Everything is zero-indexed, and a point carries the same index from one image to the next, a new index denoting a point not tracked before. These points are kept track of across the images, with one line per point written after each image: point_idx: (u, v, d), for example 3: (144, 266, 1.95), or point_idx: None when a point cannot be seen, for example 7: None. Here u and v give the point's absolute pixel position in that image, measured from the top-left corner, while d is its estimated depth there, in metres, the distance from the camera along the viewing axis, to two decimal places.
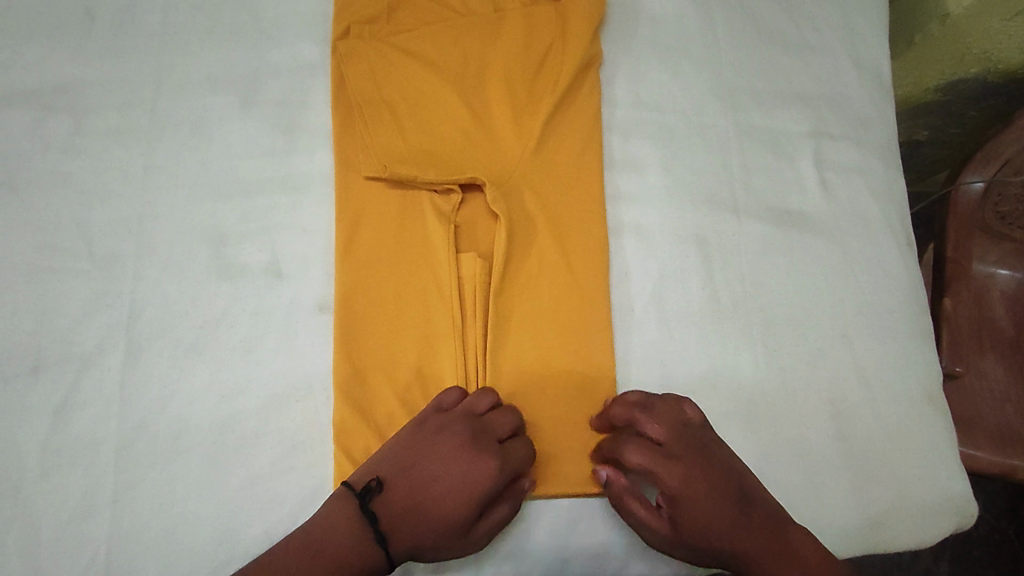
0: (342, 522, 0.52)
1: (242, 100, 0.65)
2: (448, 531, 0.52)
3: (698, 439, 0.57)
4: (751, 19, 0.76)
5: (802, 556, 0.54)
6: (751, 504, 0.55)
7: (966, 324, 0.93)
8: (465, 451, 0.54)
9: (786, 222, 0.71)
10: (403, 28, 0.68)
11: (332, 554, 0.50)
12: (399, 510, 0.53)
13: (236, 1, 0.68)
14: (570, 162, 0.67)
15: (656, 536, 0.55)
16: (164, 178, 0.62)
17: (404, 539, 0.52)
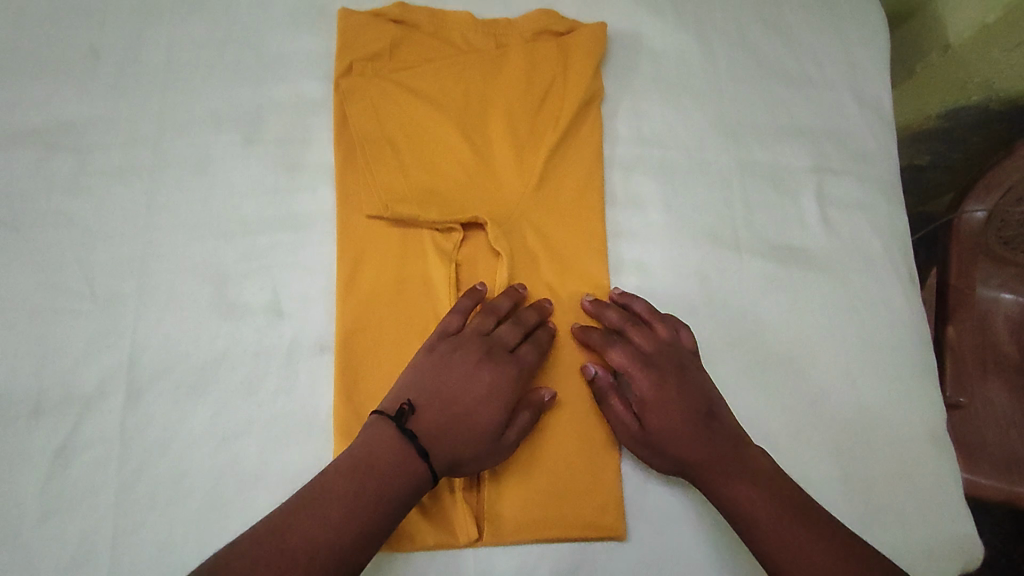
0: (385, 440, 0.52)
1: (245, 137, 0.65)
2: (485, 435, 0.54)
3: (682, 353, 0.60)
4: (751, 55, 0.76)
5: (753, 472, 0.55)
6: (716, 420, 0.57)
7: (970, 351, 0.93)
8: (485, 362, 0.57)
9: (787, 257, 0.71)
10: (406, 65, 0.68)
11: (380, 469, 0.50)
12: (433, 425, 0.53)
13: (239, 36, 0.67)
14: (570, 199, 0.67)
15: (623, 431, 0.59)
16: (166, 217, 0.62)
17: (446, 451, 0.53)
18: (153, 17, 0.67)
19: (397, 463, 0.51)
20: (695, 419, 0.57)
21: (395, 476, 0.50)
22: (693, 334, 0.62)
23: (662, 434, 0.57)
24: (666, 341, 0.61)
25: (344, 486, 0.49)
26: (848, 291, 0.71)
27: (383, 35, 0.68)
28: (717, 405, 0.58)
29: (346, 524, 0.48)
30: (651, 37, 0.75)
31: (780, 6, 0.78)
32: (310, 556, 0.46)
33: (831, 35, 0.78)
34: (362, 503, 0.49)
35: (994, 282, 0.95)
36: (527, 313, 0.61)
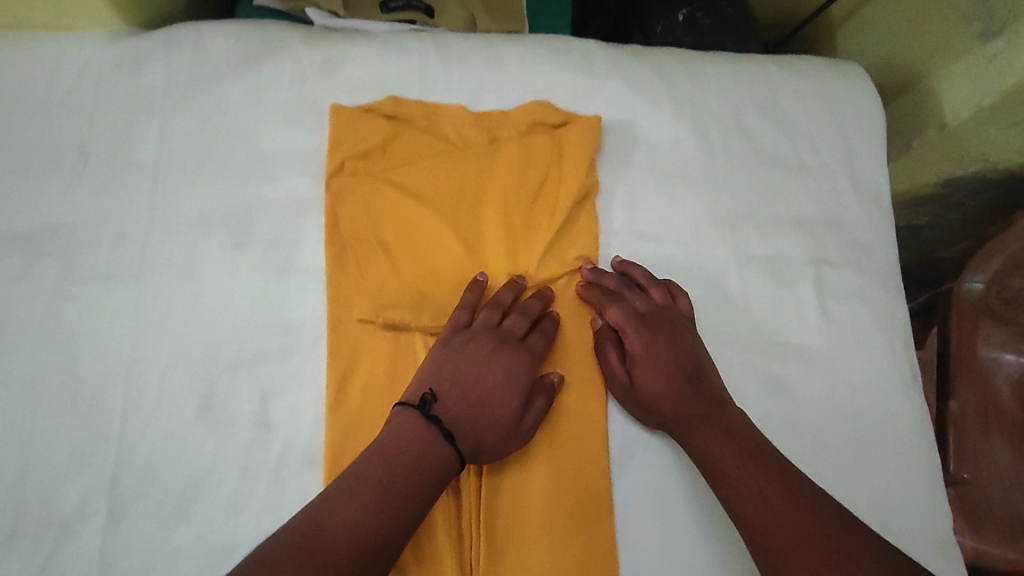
0: (411, 427, 0.54)
1: (234, 240, 0.63)
2: (505, 418, 0.57)
3: (675, 315, 0.64)
4: (749, 144, 0.75)
5: (736, 428, 0.57)
6: (702, 377, 0.60)
7: (973, 418, 1.00)
8: (496, 351, 0.59)
9: (786, 353, 0.70)
10: (399, 161, 0.67)
11: (411, 455, 0.52)
12: (455, 412, 0.56)
13: (230, 131, 0.65)
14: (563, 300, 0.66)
15: (615, 383, 0.62)
16: (152, 324, 0.60)
17: (469, 437, 0.55)
18: (140, 107, 0.64)
19: (426, 448, 0.53)
20: (681, 378, 0.60)
21: (423, 461, 0.52)
22: (689, 301, 0.66)
23: (651, 387, 0.60)
24: (660, 304, 0.65)
25: (377, 473, 0.51)
26: (850, 385, 0.70)
27: (375, 131, 0.67)
28: (704, 366, 0.61)
29: (380, 508, 0.49)
30: (648, 127, 0.74)
31: (777, 93, 0.77)
32: (349, 545, 0.47)
33: (829, 120, 0.77)
34: (395, 489, 0.50)
35: (995, 339, 1.02)
36: (535, 301, 0.63)
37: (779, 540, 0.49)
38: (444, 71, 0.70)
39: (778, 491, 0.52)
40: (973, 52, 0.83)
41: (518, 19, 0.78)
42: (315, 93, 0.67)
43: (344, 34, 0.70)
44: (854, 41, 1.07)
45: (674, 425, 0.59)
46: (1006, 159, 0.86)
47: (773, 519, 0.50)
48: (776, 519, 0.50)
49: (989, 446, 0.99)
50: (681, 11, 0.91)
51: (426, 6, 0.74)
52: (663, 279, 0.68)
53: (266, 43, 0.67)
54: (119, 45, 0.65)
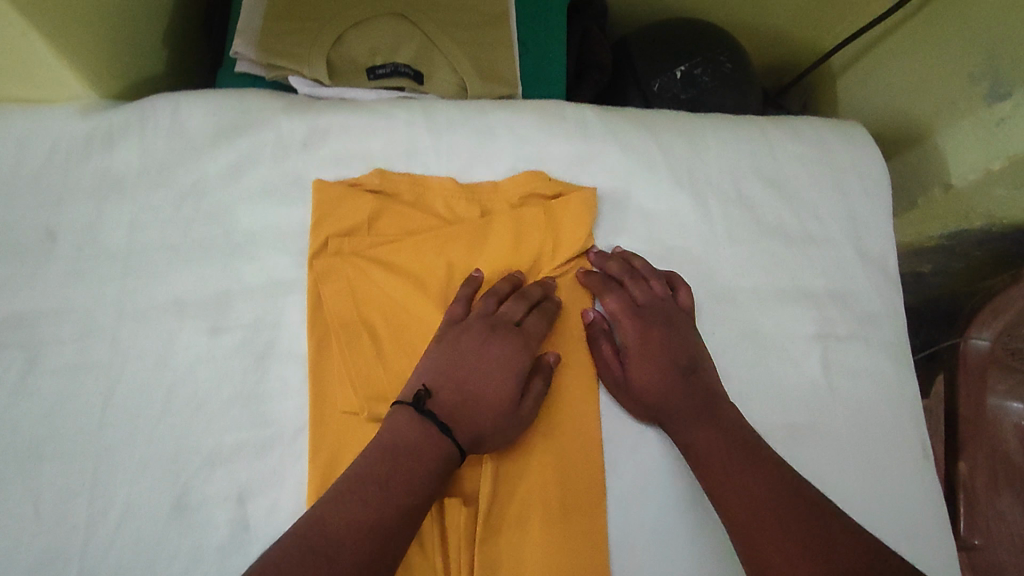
0: (408, 425, 0.54)
1: (211, 326, 0.60)
2: (503, 405, 0.56)
3: (673, 307, 0.65)
4: (750, 213, 0.73)
5: (728, 428, 0.58)
6: (695, 373, 0.61)
7: (982, 479, 0.96)
8: (489, 339, 0.59)
9: (795, 434, 0.67)
10: (385, 238, 0.64)
11: (408, 455, 0.52)
12: (450, 405, 0.56)
13: (209, 211, 0.62)
14: (559, 385, 0.61)
15: (608, 374, 0.63)
16: (121, 419, 0.57)
17: (468, 426, 0.55)
18: (113, 188, 0.61)
19: (423, 443, 0.53)
20: (674, 372, 0.61)
21: (420, 458, 0.52)
22: (691, 293, 0.67)
23: (645, 379, 0.61)
24: (661, 296, 0.65)
25: (374, 476, 0.51)
26: (859, 470, 0.67)
27: (360, 207, 0.63)
28: (699, 359, 0.62)
29: (380, 511, 0.49)
30: (646, 195, 0.71)
31: (778, 158, 0.75)
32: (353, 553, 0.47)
33: (831, 188, 0.75)
34: (395, 492, 0.50)
35: (1000, 388, 1.00)
36: (533, 288, 0.63)
37: (762, 532, 0.51)
38: (433, 141, 0.67)
39: (763, 489, 0.53)
40: (979, 114, 0.81)
41: (511, 82, 0.75)
42: (297, 167, 0.64)
43: (328, 103, 0.67)
44: (857, 91, 1.06)
45: (666, 417, 0.60)
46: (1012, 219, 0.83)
47: (754, 512, 0.52)
48: (758, 513, 0.52)
49: (1000, 505, 0.95)
50: (681, 66, 0.90)
51: (415, 72, 0.71)
52: (666, 269, 0.68)
53: (245, 114, 0.64)
54: (90, 119, 0.62)
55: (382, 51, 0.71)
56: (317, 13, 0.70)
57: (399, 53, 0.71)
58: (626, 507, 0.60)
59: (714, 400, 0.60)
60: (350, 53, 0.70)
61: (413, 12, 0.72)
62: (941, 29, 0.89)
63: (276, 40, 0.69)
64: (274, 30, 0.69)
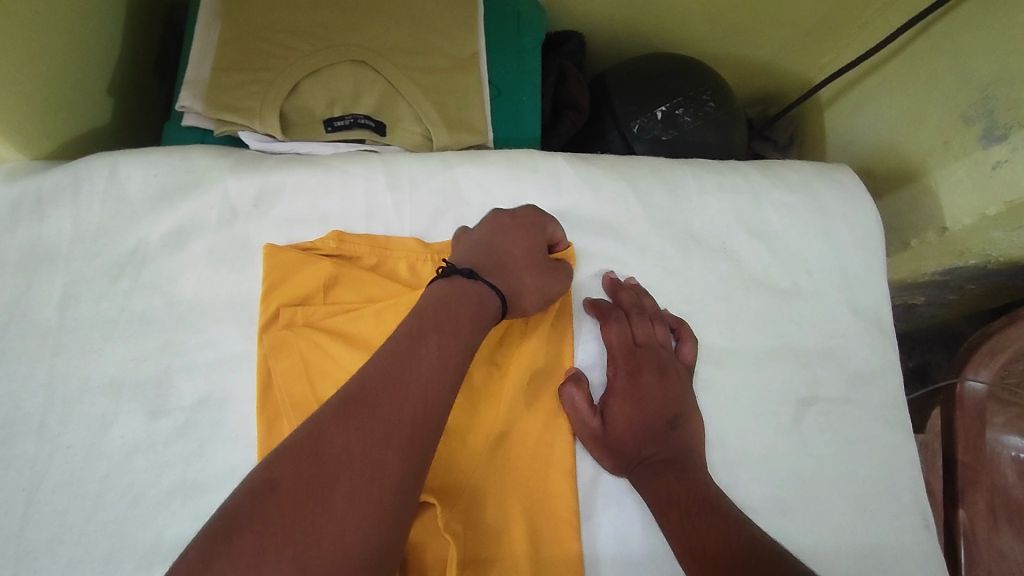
0: (440, 281, 0.53)
1: (150, 408, 0.54)
2: (531, 266, 0.58)
3: (670, 355, 0.62)
4: (736, 266, 0.69)
5: (698, 483, 0.55)
6: (678, 428, 0.59)
7: (984, 525, 0.88)
8: (504, 212, 0.60)
9: (789, 508, 0.62)
10: (342, 306, 0.58)
11: (444, 303, 0.51)
12: (477, 263, 0.56)
13: (149, 282, 0.57)
14: (539, 450, 0.59)
15: (585, 427, 0.59)
16: (45, 519, 0.51)
17: (498, 277, 0.55)
18: (45, 260, 0.56)
19: (457, 285, 0.53)
20: (656, 424, 0.59)
21: (456, 297, 0.52)
22: (695, 345, 0.64)
23: (622, 425, 0.59)
24: (660, 342, 0.63)
25: (410, 329, 0.48)
26: (857, 546, 0.62)
27: (316, 273, 0.58)
28: (684, 416, 0.60)
29: (427, 360, 0.46)
30: (626, 248, 0.67)
31: (763, 206, 0.71)
32: (401, 405, 0.43)
33: (820, 238, 0.71)
34: (434, 332, 0.48)
35: (998, 422, 0.90)
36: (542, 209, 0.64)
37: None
38: (395, 199, 0.63)
39: (718, 539, 0.50)
40: (974, 156, 0.78)
41: (481, 130, 0.72)
42: (248, 230, 0.60)
43: (282, 159, 0.63)
44: (845, 125, 1.03)
45: (639, 470, 0.58)
46: (1009, 254, 0.79)
47: (702, 563, 0.49)
48: (706, 563, 0.49)
49: (1001, 547, 0.86)
50: (661, 106, 0.86)
51: (376, 123, 0.68)
52: (675, 317, 0.65)
53: (190, 174, 0.59)
54: (18, 184, 0.57)
55: (341, 100, 0.67)
56: (270, 62, 0.66)
57: (360, 102, 0.68)
58: None
59: (688, 458, 0.58)
60: (306, 104, 0.67)
61: (375, 58, 0.68)
62: (934, 65, 0.86)
63: (224, 93, 0.65)
64: (222, 83, 0.65)
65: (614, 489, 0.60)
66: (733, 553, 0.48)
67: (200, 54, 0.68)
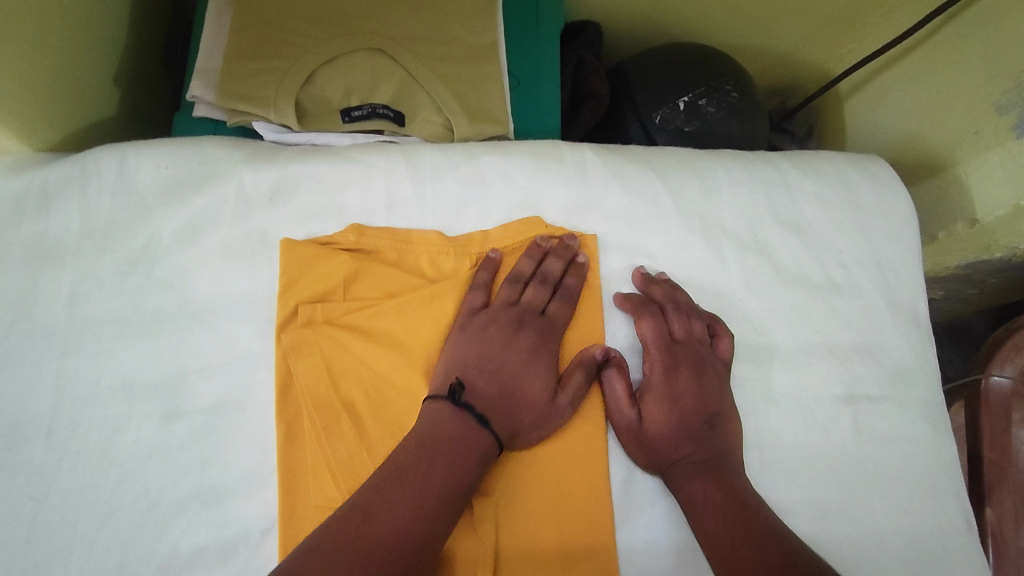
0: (444, 420, 0.51)
1: (165, 411, 0.52)
2: (539, 392, 0.55)
3: (708, 352, 0.59)
4: (769, 260, 0.66)
5: (735, 486, 0.53)
6: (716, 428, 0.56)
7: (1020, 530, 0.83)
8: (514, 326, 0.57)
9: (829, 510, 0.60)
10: (364, 302, 0.56)
11: (452, 443, 0.50)
12: (486, 398, 0.54)
13: (162, 279, 0.55)
14: (571, 451, 0.56)
15: (620, 417, 0.57)
16: (58, 529, 0.48)
17: (503, 418, 0.53)
18: (52, 255, 0.54)
19: (465, 438, 0.51)
20: (694, 422, 0.56)
21: (461, 448, 0.50)
22: (732, 341, 0.61)
23: (659, 423, 0.56)
24: (698, 338, 0.60)
25: (418, 465, 0.48)
26: (898, 548, 0.60)
27: (335, 268, 0.56)
28: (723, 416, 0.57)
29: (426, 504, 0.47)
30: (656, 242, 0.64)
31: (795, 199, 0.68)
32: (391, 542, 0.44)
33: (854, 231, 0.69)
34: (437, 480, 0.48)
35: (1017, 417, 0.87)
36: (551, 263, 0.60)
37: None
38: (417, 192, 0.60)
39: (754, 552, 0.48)
40: (1008, 146, 0.76)
41: (503, 121, 0.69)
42: (264, 225, 0.57)
43: (298, 151, 0.60)
44: (867, 117, 1.00)
45: (672, 470, 0.55)
46: None
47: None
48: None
49: None
50: (683, 97, 0.83)
51: (395, 113, 0.65)
52: (709, 312, 0.62)
53: (203, 166, 0.57)
54: (23, 176, 0.54)
55: (358, 90, 0.64)
56: (284, 50, 0.64)
57: (377, 91, 0.65)
58: None
59: (725, 461, 0.55)
60: (322, 93, 0.64)
61: (392, 47, 0.65)
62: (963, 53, 0.83)
63: (237, 83, 0.62)
64: (234, 72, 0.63)
65: (648, 491, 0.57)
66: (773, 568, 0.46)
67: (210, 42, 0.65)
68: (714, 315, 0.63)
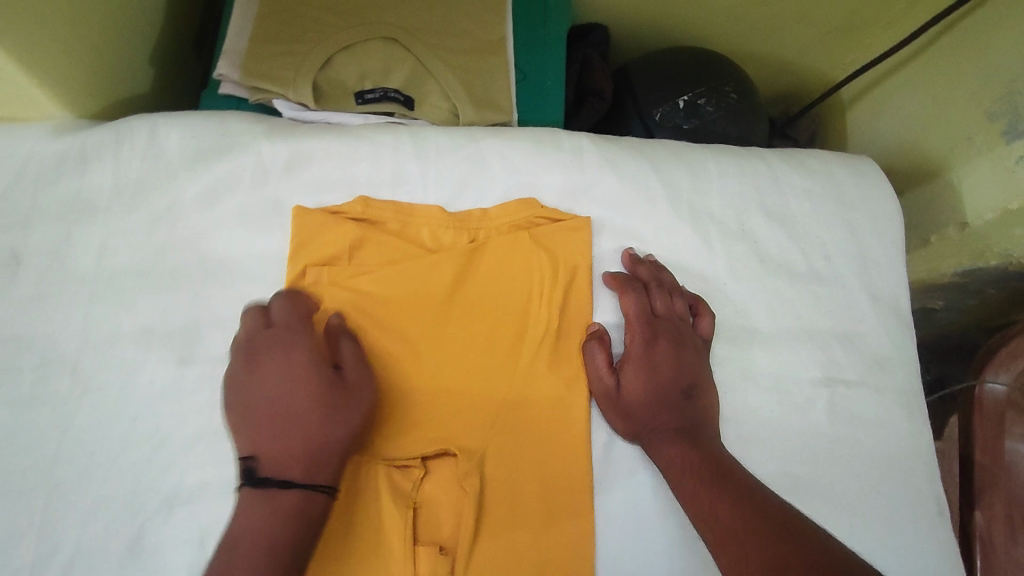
0: (262, 512, 0.48)
1: (179, 357, 0.56)
2: (338, 403, 0.51)
3: (688, 328, 0.63)
4: (754, 249, 0.69)
5: (711, 450, 0.56)
6: (692, 398, 0.60)
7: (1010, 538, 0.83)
8: (250, 357, 0.53)
9: (802, 487, 0.62)
10: (366, 267, 0.60)
11: (265, 526, 0.47)
12: (279, 452, 0.50)
13: (182, 238, 0.59)
14: (555, 414, 0.59)
15: (601, 385, 0.60)
16: (78, 457, 0.53)
17: (310, 460, 0.50)
18: (84, 212, 0.59)
19: (299, 508, 0.48)
20: (672, 391, 0.60)
21: (301, 523, 0.48)
22: (713, 319, 0.64)
23: (639, 392, 0.59)
24: (679, 314, 0.63)
25: (256, 558, 0.46)
26: (867, 527, 0.62)
27: (342, 235, 0.60)
28: (699, 388, 0.61)
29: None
30: (646, 226, 0.67)
31: (782, 192, 0.71)
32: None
33: (839, 225, 0.71)
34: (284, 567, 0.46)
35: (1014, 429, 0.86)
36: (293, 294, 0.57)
37: (721, 552, 0.49)
38: (421, 169, 0.64)
39: (731, 508, 0.51)
40: (998, 151, 0.78)
41: (507, 110, 0.73)
42: (278, 193, 0.61)
43: (312, 128, 0.65)
44: (867, 124, 1.03)
45: (649, 435, 0.58)
46: None
47: (719, 532, 0.50)
48: (721, 529, 0.50)
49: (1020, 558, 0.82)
50: (683, 96, 0.87)
51: (405, 97, 0.70)
52: (692, 293, 0.66)
53: (225, 137, 0.62)
54: (64, 140, 0.59)
55: (372, 75, 0.69)
56: (306, 35, 0.69)
57: (390, 77, 0.70)
58: (615, 559, 0.57)
59: (701, 428, 0.58)
60: (338, 76, 0.69)
61: (405, 36, 0.70)
62: (958, 62, 0.86)
63: (260, 63, 0.67)
64: (259, 54, 0.68)
65: (627, 457, 0.60)
66: (748, 522, 0.49)
67: (238, 27, 0.70)
68: (697, 296, 0.66)
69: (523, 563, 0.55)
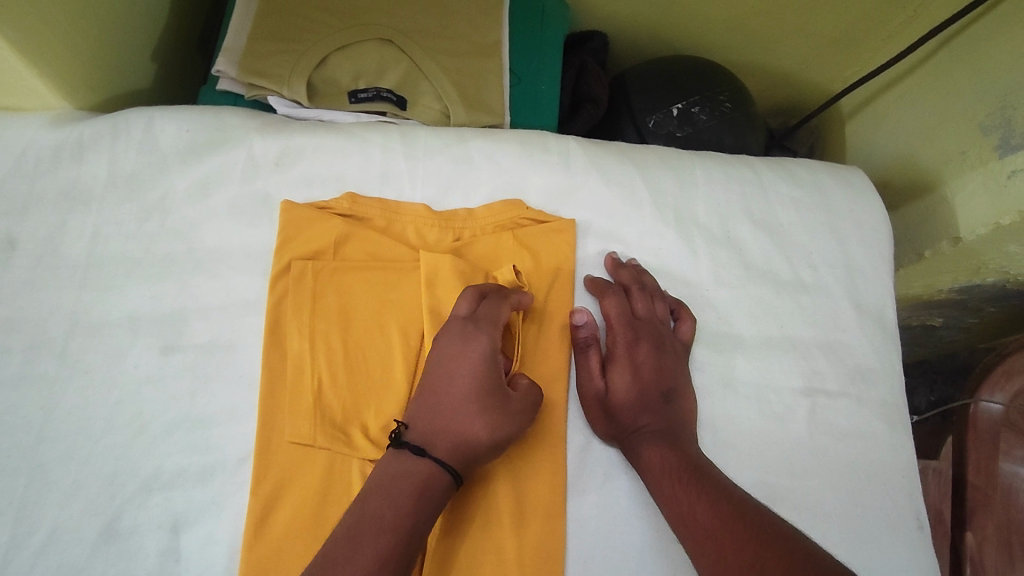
0: (394, 471, 0.51)
1: (164, 343, 0.57)
2: (495, 408, 0.54)
3: (668, 332, 0.64)
4: (739, 255, 0.69)
5: (689, 453, 0.56)
6: (672, 403, 0.61)
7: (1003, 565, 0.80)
8: (452, 335, 0.56)
9: (776, 496, 0.62)
10: (352, 263, 0.61)
11: (393, 485, 0.50)
12: (427, 428, 0.53)
13: (173, 229, 0.61)
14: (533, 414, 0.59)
15: (589, 388, 0.61)
16: (61, 437, 0.54)
17: (447, 447, 0.52)
18: (80, 200, 0.60)
19: (425, 480, 0.50)
20: (653, 394, 0.61)
21: (426, 492, 0.50)
22: (694, 325, 0.65)
23: (623, 398, 0.61)
24: (660, 318, 0.64)
25: (384, 509, 0.48)
26: (842, 539, 0.62)
27: (327, 230, 0.61)
28: (680, 392, 0.61)
29: (391, 543, 0.47)
30: (631, 231, 0.68)
31: (769, 200, 0.72)
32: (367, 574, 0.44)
33: (826, 235, 0.72)
34: (402, 521, 0.48)
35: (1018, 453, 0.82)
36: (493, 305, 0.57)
37: (701, 553, 0.49)
38: (409, 167, 0.65)
39: (709, 511, 0.51)
40: (990, 165, 0.76)
41: (499, 113, 0.74)
42: (268, 188, 0.63)
43: (305, 125, 0.66)
44: (866, 135, 1.03)
45: (631, 438, 0.59)
46: None
47: (698, 532, 0.50)
48: (698, 533, 0.50)
49: None
50: (677, 104, 0.88)
51: (398, 98, 0.71)
52: (673, 298, 0.67)
53: (219, 131, 0.63)
54: (63, 130, 0.61)
55: (366, 75, 0.71)
56: (303, 34, 0.70)
57: (384, 77, 0.71)
58: (585, 561, 0.57)
59: (678, 433, 0.59)
60: (333, 75, 0.70)
61: (401, 38, 0.71)
62: (956, 76, 0.85)
63: (257, 60, 0.69)
64: (255, 50, 0.70)
65: (603, 460, 0.61)
66: (724, 524, 0.49)
67: (237, 25, 0.72)
68: (679, 302, 0.66)
69: (492, 562, 0.55)
